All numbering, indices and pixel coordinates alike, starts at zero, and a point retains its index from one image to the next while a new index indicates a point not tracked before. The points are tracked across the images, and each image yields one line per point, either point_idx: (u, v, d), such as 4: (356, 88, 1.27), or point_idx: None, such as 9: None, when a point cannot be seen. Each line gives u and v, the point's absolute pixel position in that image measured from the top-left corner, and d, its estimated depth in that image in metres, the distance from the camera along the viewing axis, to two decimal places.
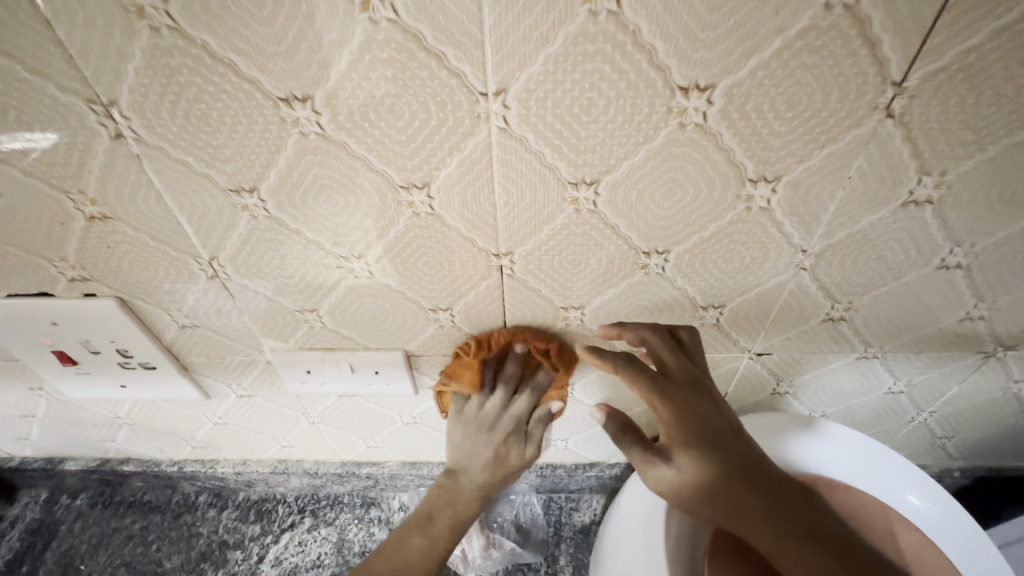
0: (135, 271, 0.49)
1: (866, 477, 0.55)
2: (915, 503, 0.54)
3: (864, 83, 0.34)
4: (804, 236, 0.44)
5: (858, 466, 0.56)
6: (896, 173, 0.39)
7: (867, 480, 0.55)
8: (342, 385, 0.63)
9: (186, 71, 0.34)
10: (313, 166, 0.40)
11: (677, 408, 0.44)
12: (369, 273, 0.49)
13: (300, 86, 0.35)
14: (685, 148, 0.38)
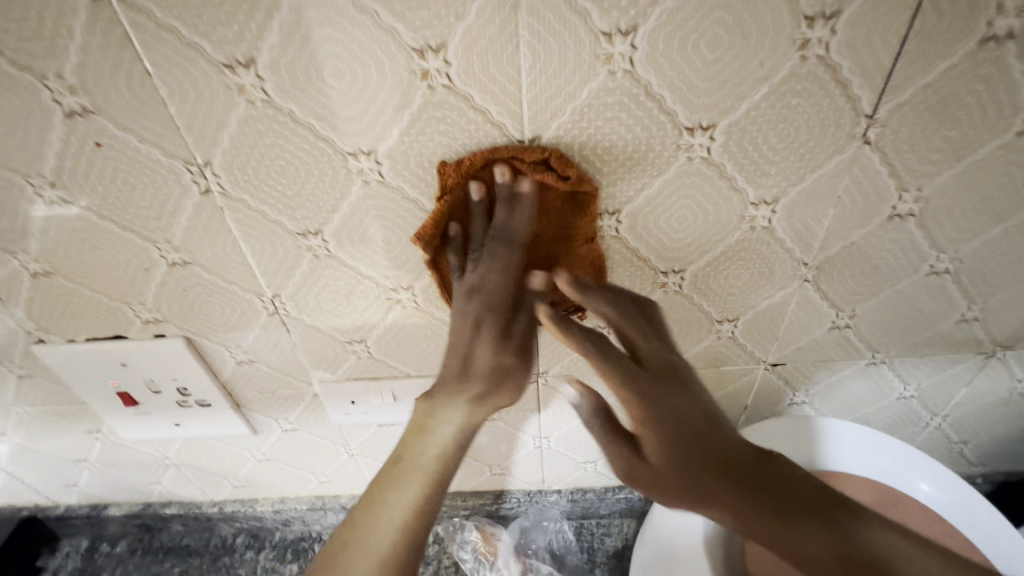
0: (203, 311, 0.55)
1: (881, 467, 0.59)
2: (927, 489, 0.58)
3: (842, 117, 0.41)
4: (804, 250, 0.50)
5: (877, 461, 0.59)
6: (879, 191, 0.45)
7: (885, 472, 0.59)
8: (383, 414, 0.67)
9: (271, 134, 0.41)
10: (372, 209, 0.46)
11: (653, 407, 0.46)
12: (415, 303, 0.54)
13: (367, 141, 0.41)
14: (694, 178, 0.44)
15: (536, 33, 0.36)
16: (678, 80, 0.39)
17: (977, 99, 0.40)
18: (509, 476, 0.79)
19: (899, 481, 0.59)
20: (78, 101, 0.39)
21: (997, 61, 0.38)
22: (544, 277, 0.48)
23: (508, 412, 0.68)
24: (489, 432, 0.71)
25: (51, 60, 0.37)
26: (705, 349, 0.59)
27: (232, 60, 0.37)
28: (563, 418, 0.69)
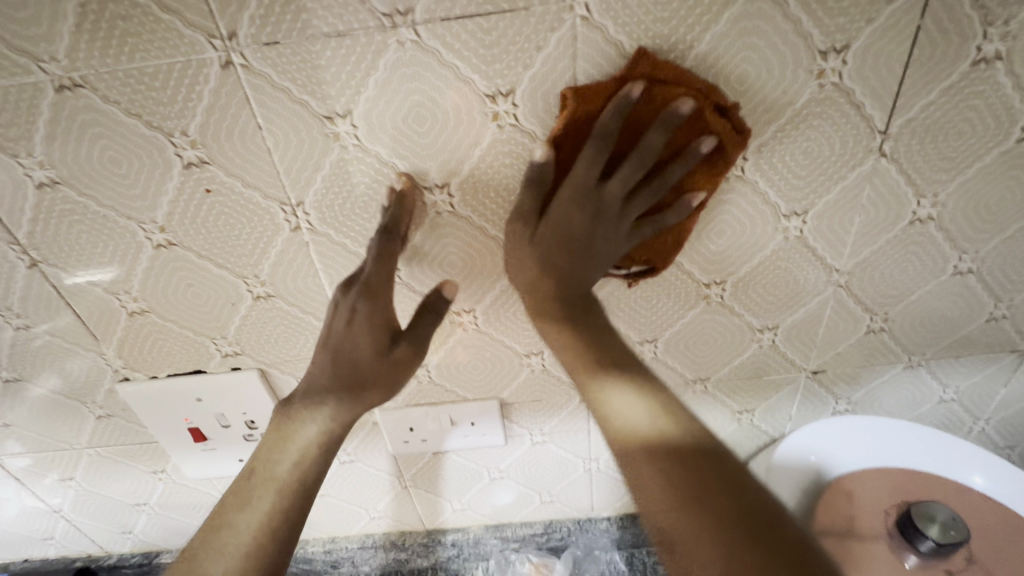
0: (278, 343, 0.59)
1: (934, 464, 0.63)
2: (980, 482, 0.61)
3: (859, 134, 0.46)
4: (835, 258, 0.54)
5: (921, 453, 0.63)
6: (899, 199, 0.50)
7: (930, 462, 0.63)
8: (440, 440, 0.69)
9: (358, 174, 0.47)
10: (443, 238, 0.51)
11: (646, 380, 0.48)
12: (476, 325, 0.58)
13: (442, 175, 0.47)
14: (730, 195, 0.49)
15: (591, 75, 0.43)
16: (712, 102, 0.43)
17: (976, 113, 0.45)
18: (558, 504, 0.80)
19: (953, 474, 0.62)
20: (196, 154, 0.46)
21: (990, 80, 0.44)
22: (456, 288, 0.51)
23: (560, 434, 0.70)
24: (541, 456, 0.73)
25: (179, 120, 0.44)
26: (748, 358, 0.63)
27: (332, 112, 0.44)
28: None
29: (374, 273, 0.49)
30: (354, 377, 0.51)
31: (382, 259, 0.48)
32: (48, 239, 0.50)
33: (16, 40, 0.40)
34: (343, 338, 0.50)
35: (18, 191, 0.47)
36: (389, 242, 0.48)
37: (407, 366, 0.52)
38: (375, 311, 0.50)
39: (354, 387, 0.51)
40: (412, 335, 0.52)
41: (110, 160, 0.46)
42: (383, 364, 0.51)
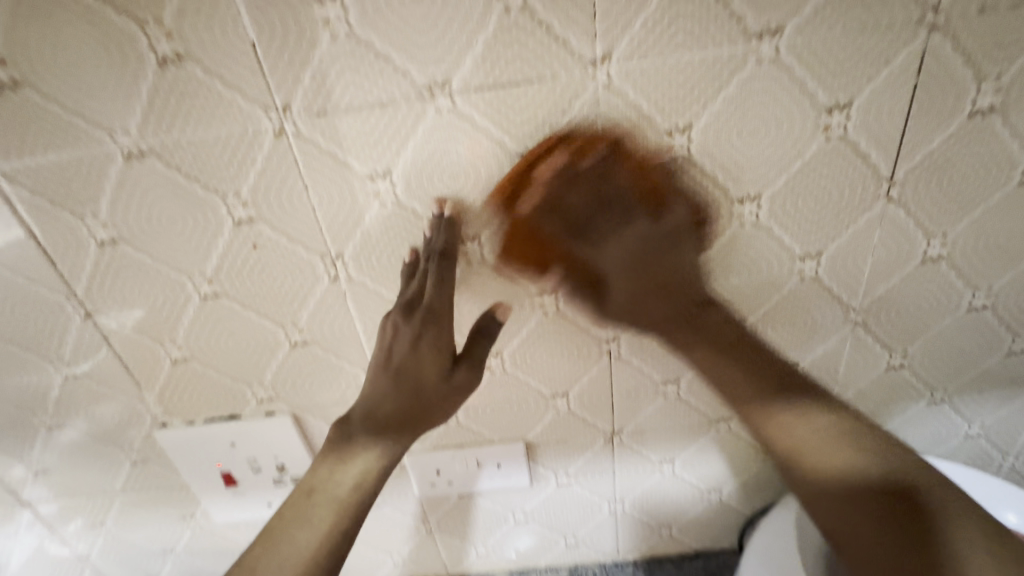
0: (313, 388, 0.61)
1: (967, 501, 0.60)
2: (1014, 520, 0.58)
3: (866, 181, 0.49)
4: (851, 297, 0.56)
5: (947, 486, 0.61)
6: (909, 240, 0.52)
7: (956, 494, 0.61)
8: (466, 483, 0.69)
9: (395, 227, 0.50)
10: (473, 285, 0.54)
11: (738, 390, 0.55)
12: (503, 367, 0.60)
13: (472, 227, 0.50)
14: (746, 240, 0.52)
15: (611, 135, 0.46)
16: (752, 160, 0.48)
17: (976, 159, 0.48)
18: (584, 547, 0.79)
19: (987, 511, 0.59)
20: (246, 212, 0.49)
21: (987, 129, 0.47)
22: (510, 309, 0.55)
23: (585, 475, 0.70)
24: (566, 498, 0.73)
25: (233, 182, 0.48)
26: None
27: (373, 172, 0.47)
28: (638, 477, 0.71)
29: (435, 297, 0.50)
30: (416, 404, 0.52)
31: (443, 284, 0.50)
32: (103, 291, 0.54)
33: (94, 116, 0.44)
34: (407, 359, 0.51)
35: (80, 249, 0.51)
36: (449, 268, 0.50)
37: (465, 391, 0.53)
38: (439, 337, 0.51)
39: (408, 420, 0.52)
40: (473, 356, 0.53)
41: (167, 219, 0.49)
42: (445, 388, 0.52)
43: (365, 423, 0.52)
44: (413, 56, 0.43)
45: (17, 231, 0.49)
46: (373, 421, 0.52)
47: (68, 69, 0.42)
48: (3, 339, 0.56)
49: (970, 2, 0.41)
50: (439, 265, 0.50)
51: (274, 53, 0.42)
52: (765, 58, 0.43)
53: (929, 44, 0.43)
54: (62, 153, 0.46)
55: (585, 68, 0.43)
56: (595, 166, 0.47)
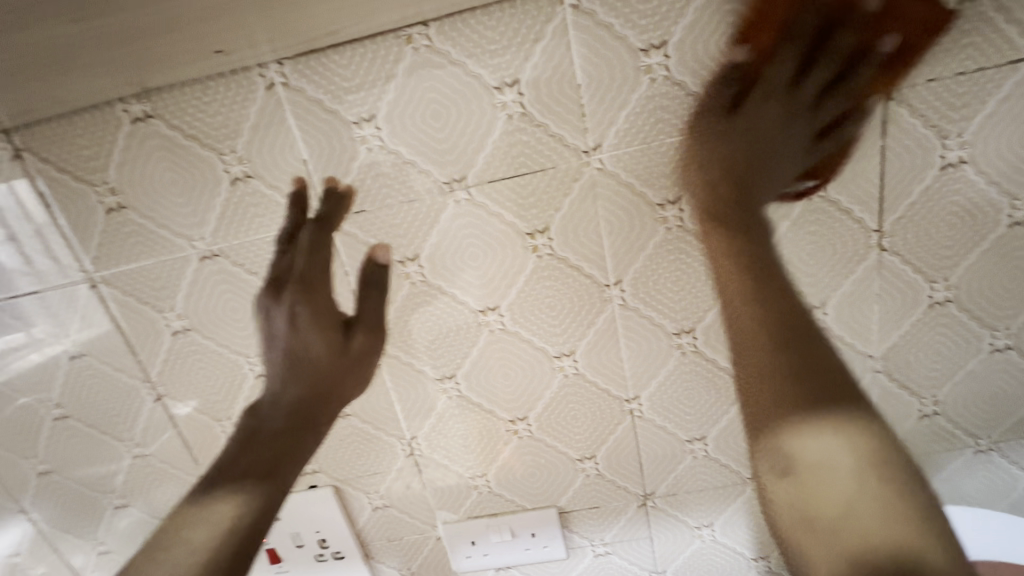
0: (353, 459, 0.65)
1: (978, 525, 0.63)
2: None
3: (854, 235, 0.52)
4: (865, 344, 0.57)
5: None
6: (912, 286, 0.54)
7: None
8: (503, 555, 0.69)
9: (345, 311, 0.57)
10: (498, 353, 0.59)
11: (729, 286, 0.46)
12: (530, 432, 0.62)
13: (492, 299, 0.56)
14: None
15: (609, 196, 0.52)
16: None
17: (960, 207, 0.51)
18: None
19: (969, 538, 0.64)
20: None
21: (963, 179, 0.50)
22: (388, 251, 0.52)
23: (622, 543, 0.69)
24: (605, 568, 0.71)
25: None
26: None
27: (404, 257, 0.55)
28: (678, 544, 0.69)
29: (307, 266, 0.50)
30: (315, 381, 0.49)
31: (315, 253, 0.49)
32: (171, 375, 0.61)
33: (176, 227, 0.54)
34: (291, 342, 0.49)
35: (156, 338, 0.59)
36: (325, 229, 0.49)
37: (368, 356, 0.52)
38: (317, 312, 0.50)
39: (300, 419, 0.48)
40: (363, 321, 0.52)
41: (230, 308, 0.57)
42: (339, 360, 0.50)
43: (273, 412, 0.49)
44: (435, 160, 0.51)
45: (109, 326, 0.58)
46: (275, 409, 0.49)
47: (160, 192, 0.52)
48: (85, 423, 0.64)
49: (915, 75, 0.47)
50: (311, 231, 0.49)
51: (322, 167, 0.51)
52: None
53: (887, 112, 0.48)
54: (150, 259, 0.55)
55: (580, 157, 0.50)
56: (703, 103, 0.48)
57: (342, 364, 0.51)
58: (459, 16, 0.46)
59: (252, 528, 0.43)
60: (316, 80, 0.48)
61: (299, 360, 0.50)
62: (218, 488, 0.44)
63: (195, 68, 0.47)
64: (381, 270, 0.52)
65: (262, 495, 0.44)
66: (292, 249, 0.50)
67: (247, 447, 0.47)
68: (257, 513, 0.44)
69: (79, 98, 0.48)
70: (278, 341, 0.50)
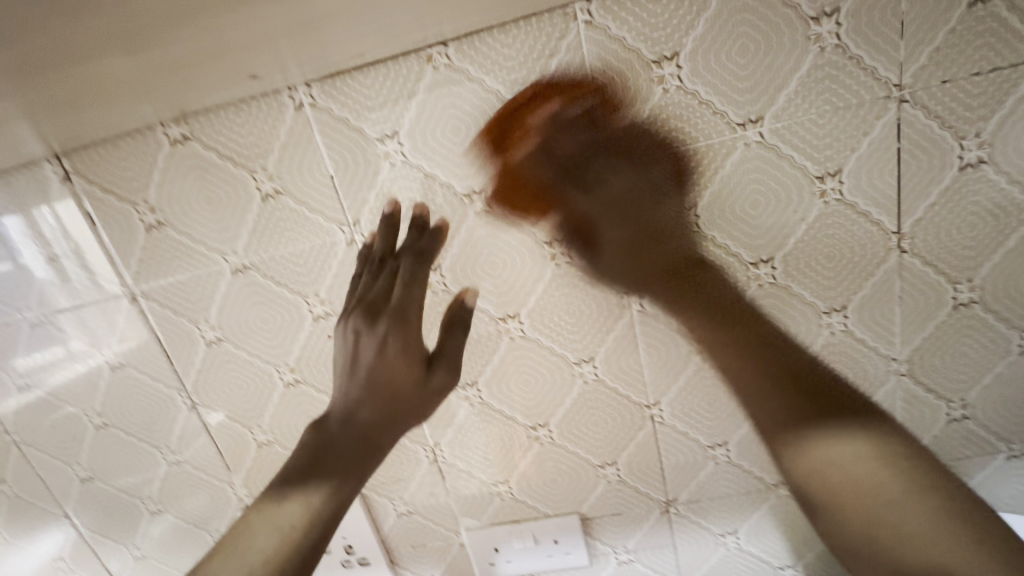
0: (377, 466, 0.66)
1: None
2: None
3: (873, 238, 0.52)
4: (888, 347, 0.57)
5: None
6: (934, 288, 0.54)
7: None
8: (526, 562, 0.69)
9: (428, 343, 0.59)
10: (519, 360, 0.60)
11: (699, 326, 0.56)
12: (551, 438, 0.63)
13: (512, 306, 0.57)
14: (769, 301, 0.55)
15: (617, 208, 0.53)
16: (739, 201, 0.52)
17: (980, 207, 0.51)
18: None
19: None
20: (324, 309, 0.59)
21: (982, 179, 0.50)
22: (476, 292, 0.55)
23: (645, 550, 0.69)
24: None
25: (313, 284, 0.58)
26: None
27: None
28: (702, 552, 0.68)
29: (404, 299, 0.52)
30: (389, 406, 0.51)
31: (414, 285, 0.52)
32: (205, 384, 0.63)
33: (211, 242, 0.56)
34: (376, 365, 0.51)
35: (192, 348, 0.61)
36: (421, 267, 0.53)
37: (443, 394, 0.53)
38: (407, 341, 0.52)
39: (365, 443, 0.50)
40: (445, 355, 0.53)
41: (261, 319, 0.60)
42: (424, 391, 0.52)
43: (342, 430, 0.50)
44: (455, 173, 0.53)
45: (148, 337, 0.61)
46: (348, 429, 0.50)
47: (195, 209, 0.55)
48: (125, 431, 0.67)
49: (929, 77, 0.47)
50: (411, 263, 0.52)
51: (347, 182, 0.54)
52: (751, 142, 0.50)
53: (901, 114, 0.48)
54: (186, 273, 0.58)
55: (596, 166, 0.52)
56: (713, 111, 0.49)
57: (416, 398, 0.52)
58: (477, 34, 0.48)
59: (321, 533, 0.46)
60: (341, 99, 0.51)
61: (379, 386, 0.51)
62: (290, 489, 0.47)
63: (230, 93, 0.50)
64: (462, 309, 0.55)
65: (330, 493, 0.47)
66: (386, 275, 0.53)
67: (317, 466, 0.48)
68: (322, 517, 0.46)
69: (124, 123, 0.51)
70: (360, 371, 0.51)
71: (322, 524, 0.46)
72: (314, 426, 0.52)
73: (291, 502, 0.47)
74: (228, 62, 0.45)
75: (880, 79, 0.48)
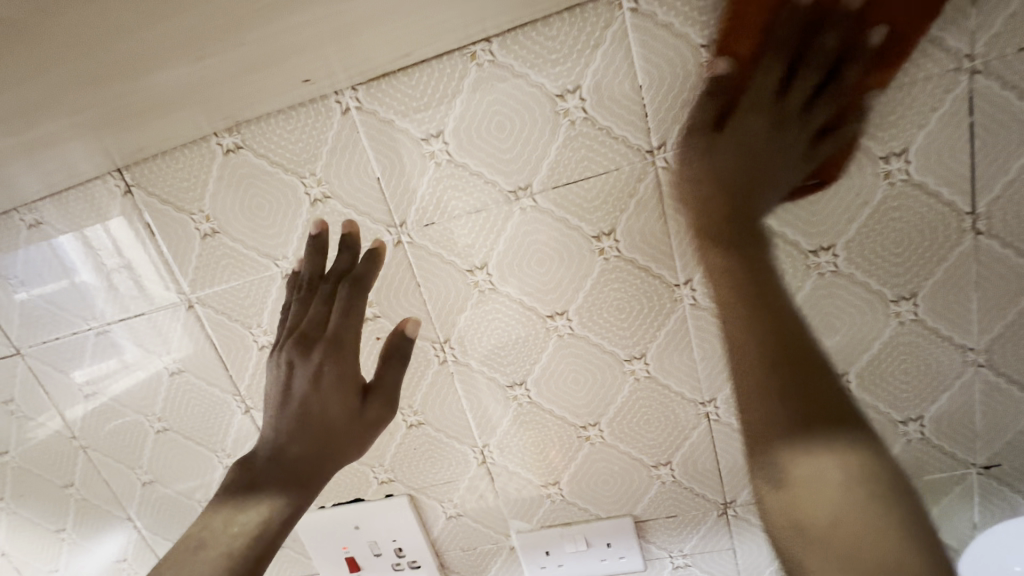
0: (427, 468, 0.66)
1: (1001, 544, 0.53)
2: None
3: (945, 220, 0.49)
4: (964, 336, 0.53)
5: None
6: (1015, 271, 0.50)
7: None
8: (578, 566, 0.68)
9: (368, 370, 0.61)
10: (567, 358, 0.59)
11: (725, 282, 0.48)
12: (602, 437, 0.62)
13: (560, 303, 0.56)
14: (831, 290, 0.53)
15: (669, 197, 0.51)
16: (795, 188, 0.50)
17: None
18: None
19: None
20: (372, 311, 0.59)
21: None
22: (416, 325, 0.54)
23: (702, 554, 0.66)
24: None
25: None
26: (900, 458, 0.58)
27: (472, 266, 0.56)
28: (763, 556, 0.65)
29: (340, 326, 0.51)
30: (323, 438, 0.50)
31: (348, 314, 0.52)
32: (259, 388, 0.65)
33: (262, 248, 0.58)
34: (309, 398, 0.50)
35: (245, 353, 0.63)
36: (359, 294, 0.52)
37: (380, 425, 0.52)
38: (343, 373, 0.51)
39: (304, 473, 0.49)
40: (383, 386, 0.52)
41: None
42: (356, 421, 0.51)
43: (271, 461, 0.50)
44: (500, 169, 0.52)
45: (204, 343, 0.63)
46: (280, 454, 0.50)
47: (248, 216, 0.57)
48: (183, 435, 0.69)
49: (1005, 45, 0.44)
50: (347, 294, 0.52)
51: (393, 183, 0.54)
52: (808, 124, 0.48)
53: (974, 86, 0.45)
54: (240, 278, 0.59)
55: (644, 157, 0.50)
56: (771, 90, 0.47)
57: (347, 431, 0.50)
58: (520, 29, 0.48)
59: (256, 558, 0.46)
60: (386, 101, 0.51)
61: (314, 417, 0.50)
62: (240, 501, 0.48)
63: (280, 100, 0.51)
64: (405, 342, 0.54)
65: (280, 508, 0.48)
66: (320, 297, 0.53)
67: (254, 487, 0.49)
68: (273, 533, 0.47)
69: (182, 136, 0.53)
70: (293, 402, 0.51)
71: (261, 545, 0.46)
72: (244, 460, 0.51)
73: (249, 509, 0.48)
74: (279, 70, 0.46)
75: (950, 51, 0.45)
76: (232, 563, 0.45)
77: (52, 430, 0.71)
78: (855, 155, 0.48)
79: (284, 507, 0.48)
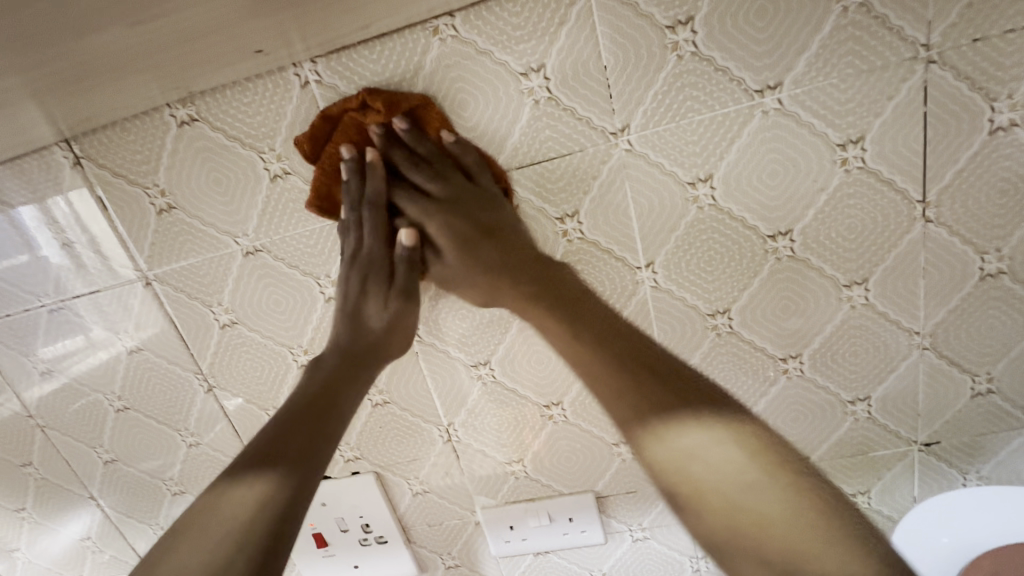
0: (393, 447, 0.67)
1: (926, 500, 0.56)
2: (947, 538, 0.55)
3: (897, 207, 0.51)
4: (912, 321, 0.55)
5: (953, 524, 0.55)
6: (960, 257, 0.52)
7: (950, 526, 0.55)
8: (541, 539, 0.69)
9: None
10: (532, 339, 0.59)
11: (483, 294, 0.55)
12: (565, 417, 0.63)
13: None
14: (788, 274, 0.54)
15: (631, 180, 0.52)
16: (755, 173, 0.50)
17: (1011, 173, 0.49)
18: None
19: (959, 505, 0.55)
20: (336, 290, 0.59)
21: (1015, 143, 0.48)
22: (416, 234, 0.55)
23: (660, 528, 0.68)
24: (643, 552, 0.70)
25: (323, 265, 0.58)
26: (847, 436, 0.61)
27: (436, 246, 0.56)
28: None
29: (374, 247, 0.54)
30: (371, 345, 0.55)
31: (378, 232, 0.54)
32: (220, 367, 0.64)
33: (221, 224, 0.56)
34: (360, 304, 0.56)
35: (206, 331, 0.62)
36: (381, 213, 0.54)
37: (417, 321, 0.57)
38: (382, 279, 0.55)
39: (358, 378, 0.55)
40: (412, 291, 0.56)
41: (273, 301, 0.60)
42: (397, 323, 0.56)
43: (334, 362, 0.56)
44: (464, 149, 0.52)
45: (163, 321, 0.62)
46: (336, 359, 0.56)
47: (206, 192, 0.55)
48: (145, 414, 0.68)
49: (959, 35, 0.45)
50: (372, 214, 0.54)
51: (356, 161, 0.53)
52: (770, 110, 0.48)
53: (928, 76, 0.46)
54: (199, 256, 0.58)
55: (608, 139, 0.50)
56: (735, 73, 0.47)
57: (379, 345, 0.55)
58: (483, 4, 0.47)
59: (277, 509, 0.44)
60: (348, 76, 0.50)
61: (361, 324, 0.55)
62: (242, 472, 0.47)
63: (235, 70, 0.49)
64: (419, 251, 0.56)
65: (280, 476, 0.46)
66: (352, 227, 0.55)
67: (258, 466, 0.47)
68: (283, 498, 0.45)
69: (133, 105, 0.51)
70: (347, 306, 0.56)
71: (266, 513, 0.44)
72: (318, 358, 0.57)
73: (246, 483, 0.46)
74: (227, 35, 0.44)
75: (907, 39, 0.45)
76: (231, 535, 0.43)
77: (10, 410, 0.69)
78: (815, 142, 0.49)
79: (280, 483, 0.46)
